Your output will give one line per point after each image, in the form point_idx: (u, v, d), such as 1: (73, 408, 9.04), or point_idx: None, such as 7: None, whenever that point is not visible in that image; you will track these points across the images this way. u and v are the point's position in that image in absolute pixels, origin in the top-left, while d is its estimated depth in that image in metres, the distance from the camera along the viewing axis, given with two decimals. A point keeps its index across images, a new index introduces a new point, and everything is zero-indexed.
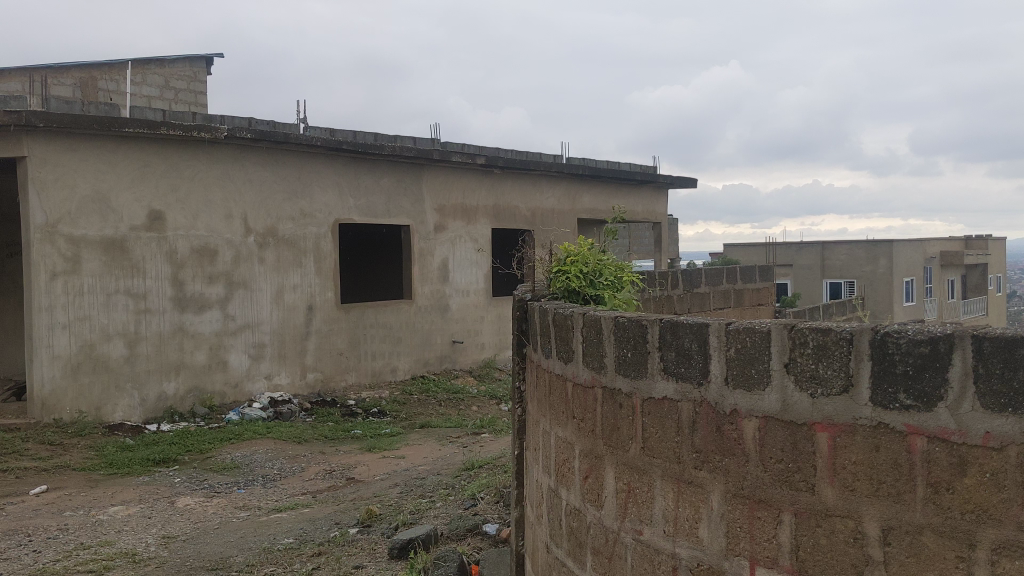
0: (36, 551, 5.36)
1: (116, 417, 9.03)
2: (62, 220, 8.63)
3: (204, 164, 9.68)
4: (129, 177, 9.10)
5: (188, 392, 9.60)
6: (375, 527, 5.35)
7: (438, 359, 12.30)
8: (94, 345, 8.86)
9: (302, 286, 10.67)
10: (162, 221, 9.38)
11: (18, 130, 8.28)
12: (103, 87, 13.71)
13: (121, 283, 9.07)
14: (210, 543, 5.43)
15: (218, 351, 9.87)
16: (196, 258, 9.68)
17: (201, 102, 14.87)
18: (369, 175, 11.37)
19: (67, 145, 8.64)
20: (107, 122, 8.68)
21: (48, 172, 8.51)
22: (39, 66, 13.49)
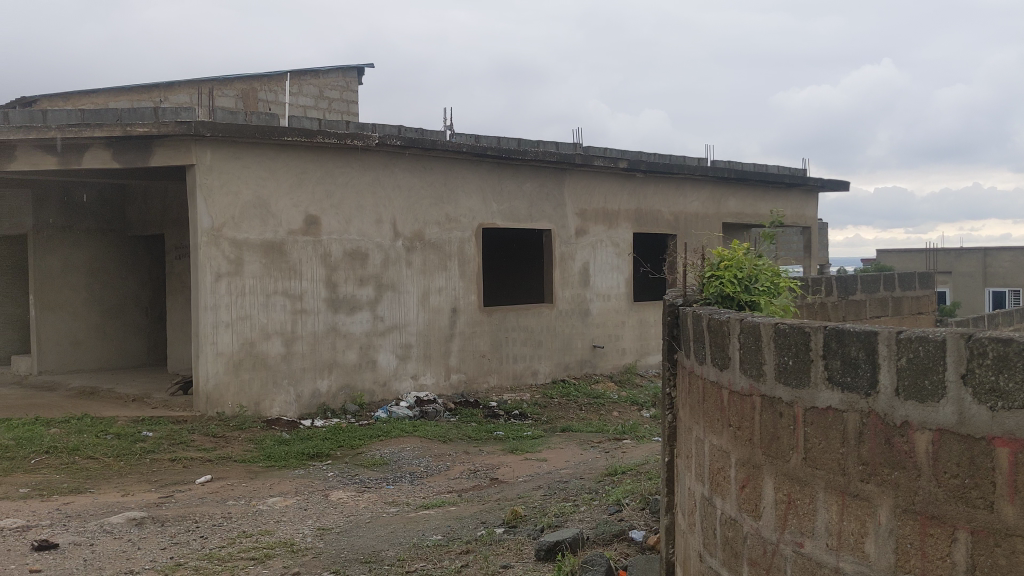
0: (203, 537, 5.67)
1: (274, 411, 9.45)
2: (226, 224, 9.11)
3: (356, 170, 10.03)
4: (287, 183, 9.52)
5: (339, 389, 9.96)
6: (520, 528, 5.41)
7: (580, 363, 12.32)
8: (254, 343, 9.31)
9: (447, 289, 10.90)
10: (317, 225, 9.77)
11: (188, 139, 8.80)
12: (263, 98, 14.37)
13: (279, 285, 9.49)
14: (362, 536, 5.61)
15: (367, 351, 10.19)
16: (348, 261, 10.03)
17: (353, 111, 15.43)
18: (512, 180, 11.51)
19: (231, 153, 9.11)
20: (268, 131, 9.12)
21: (215, 179, 8.99)
22: (206, 79, 14.30)
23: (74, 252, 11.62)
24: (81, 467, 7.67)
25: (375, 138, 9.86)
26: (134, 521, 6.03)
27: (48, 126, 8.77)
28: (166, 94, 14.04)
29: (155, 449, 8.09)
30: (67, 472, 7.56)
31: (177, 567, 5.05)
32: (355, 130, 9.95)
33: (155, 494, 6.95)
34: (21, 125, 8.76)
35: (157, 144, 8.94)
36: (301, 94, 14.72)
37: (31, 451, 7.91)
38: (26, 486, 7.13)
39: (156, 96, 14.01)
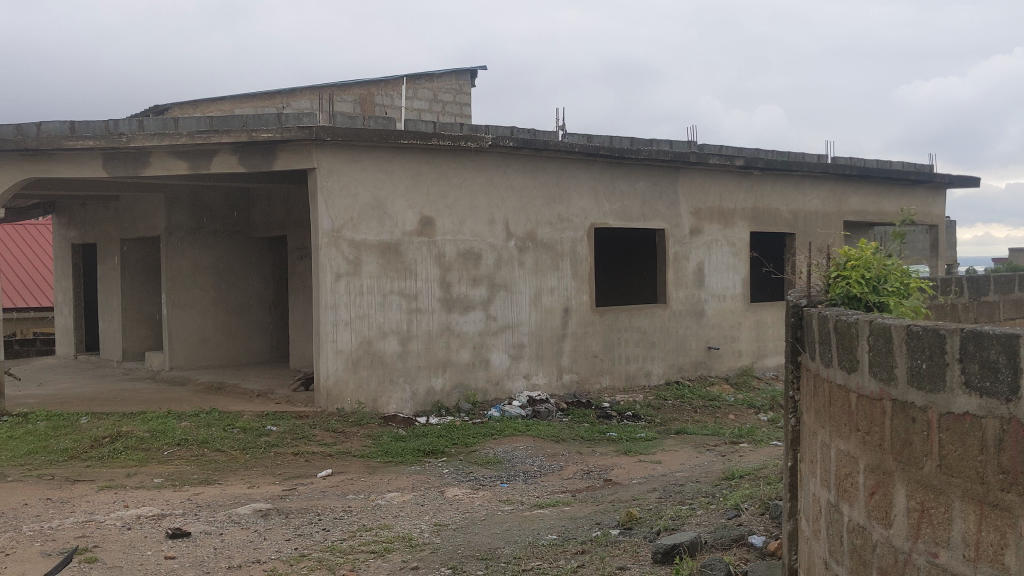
0: (325, 530, 5.84)
1: (391, 408, 9.65)
2: (346, 226, 9.35)
3: (470, 172, 10.15)
4: (403, 185, 9.71)
5: (453, 388, 10.10)
6: (636, 530, 5.38)
7: (694, 365, 12.16)
8: (371, 341, 9.53)
9: (559, 289, 10.93)
10: (432, 227, 9.94)
11: (310, 143, 9.08)
12: (379, 103, 14.70)
13: (395, 285, 9.69)
14: (478, 533, 5.69)
15: (481, 350, 10.30)
16: (462, 261, 10.16)
17: (466, 113, 15.61)
18: (625, 179, 11.45)
19: (350, 156, 9.35)
20: (385, 134, 9.32)
21: (334, 182, 9.25)
22: (325, 84, 14.71)
23: (203, 253, 12.16)
24: (210, 460, 8.01)
25: (489, 139, 9.96)
26: (260, 513, 6.25)
27: (180, 132, 9.18)
28: (287, 100, 14.50)
29: (278, 444, 8.38)
30: (198, 464, 7.91)
31: (301, 558, 5.22)
32: (469, 132, 10.07)
33: (278, 486, 7.19)
34: (155, 133, 9.20)
35: (280, 149, 9.25)
36: (415, 97, 14.96)
37: (164, 443, 8.31)
38: (160, 476, 7.49)
39: (278, 102, 14.49)
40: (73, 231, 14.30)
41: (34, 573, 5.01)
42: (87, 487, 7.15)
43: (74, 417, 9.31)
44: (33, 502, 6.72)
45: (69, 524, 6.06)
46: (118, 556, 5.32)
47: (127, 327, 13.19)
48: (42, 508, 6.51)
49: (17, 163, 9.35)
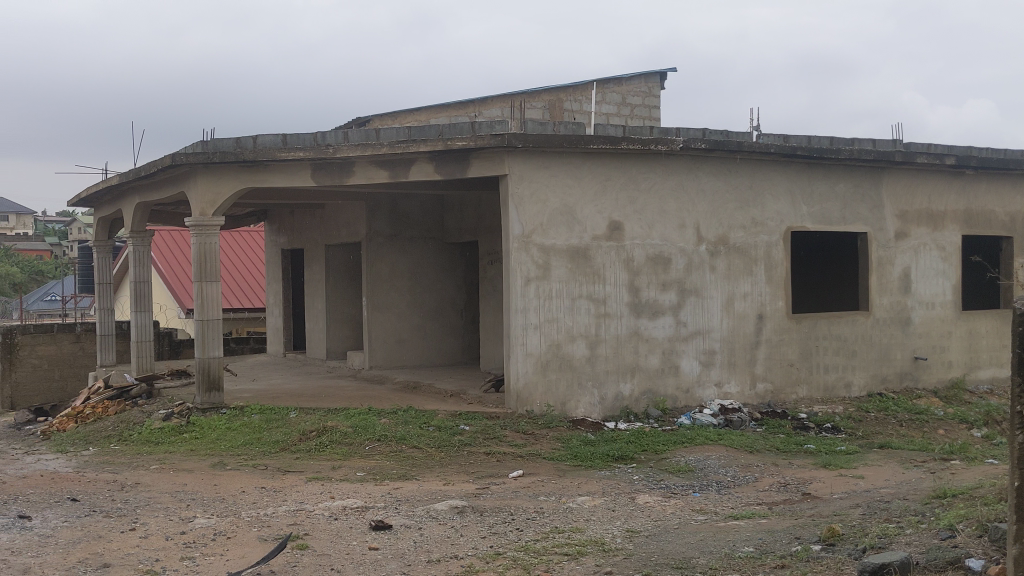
0: (520, 530, 5.94)
1: (580, 412, 9.70)
2: (536, 231, 9.48)
3: (661, 175, 10.05)
4: (593, 189, 9.74)
5: (642, 393, 10.02)
6: (839, 547, 5.15)
7: (898, 376, 11.52)
8: (561, 345, 9.62)
9: (753, 294, 10.65)
10: (621, 231, 9.91)
11: (501, 150, 9.28)
12: (568, 108, 14.80)
13: (584, 289, 9.74)
14: (671, 542, 5.62)
15: (671, 356, 10.17)
16: (652, 266, 10.07)
17: (655, 115, 15.43)
18: (824, 181, 11.01)
19: (540, 162, 9.48)
20: (575, 140, 9.39)
21: (525, 188, 9.40)
22: (515, 92, 14.99)
23: (400, 258, 12.67)
24: (408, 456, 8.32)
25: (680, 142, 9.83)
26: (456, 510, 6.43)
27: (381, 142, 9.60)
28: (479, 109, 14.89)
29: (471, 443, 8.60)
30: (396, 459, 8.24)
31: (496, 556, 5.33)
32: (659, 135, 9.97)
33: (472, 485, 7.38)
34: (358, 143, 9.67)
35: (473, 157, 9.49)
36: (604, 101, 14.97)
37: (365, 438, 8.71)
38: (362, 470, 7.86)
39: (470, 111, 14.89)
40: (282, 237, 15.25)
41: (252, 556, 5.38)
42: (297, 478, 7.61)
43: (284, 411, 9.92)
44: (249, 490, 7.21)
45: (282, 512, 6.46)
46: (327, 544, 5.63)
47: (331, 327, 13.92)
48: (258, 495, 6.99)
49: (236, 174, 10.09)
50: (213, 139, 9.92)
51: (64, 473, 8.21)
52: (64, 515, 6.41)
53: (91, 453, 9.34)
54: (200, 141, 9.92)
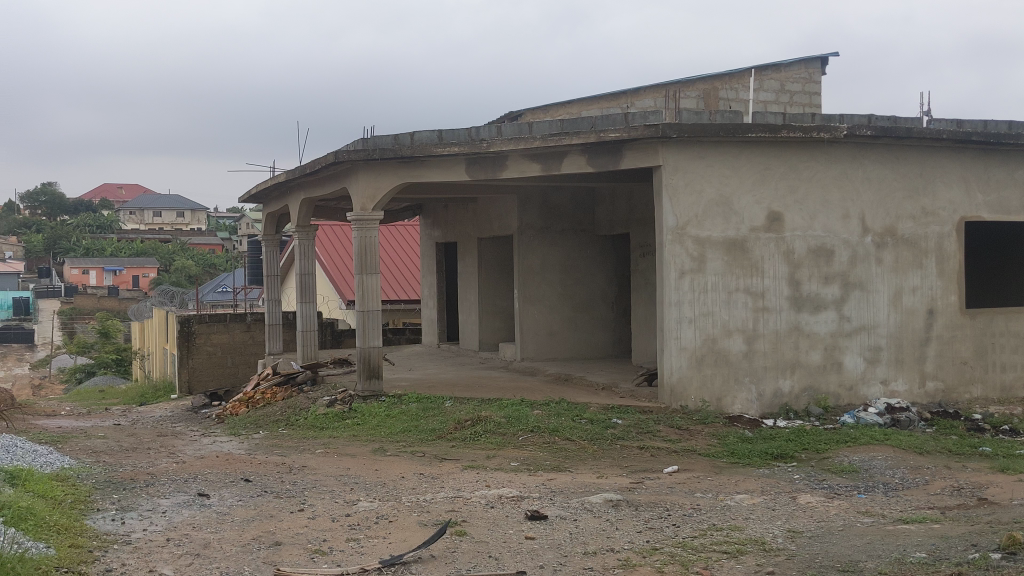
0: (676, 526, 5.86)
1: (736, 409, 9.48)
2: (691, 223, 9.32)
3: (823, 164, 9.67)
4: (751, 179, 9.48)
5: (803, 391, 9.69)
6: (1022, 556, 4.83)
7: None
8: (717, 339, 9.42)
9: (923, 288, 10.14)
10: (781, 222, 9.61)
11: (656, 141, 9.16)
12: (724, 97, 14.44)
13: (742, 283, 9.50)
14: (836, 544, 5.41)
15: (834, 352, 9.79)
16: (813, 258, 9.72)
17: (816, 103, 14.86)
18: (1001, 168, 10.37)
19: (696, 152, 9.30)
20: (732, 129, 9.17)
21: (679, 179, 9.24)
22: (669, 82, 14.75)
23: (552, 251, 12.74)
24: (561, 448, 8.36)
25: (845, 129, 9.44)
26: (611, 503, 6.41)
27: (534, 136, 9.64)
28: (632, 100, 14.76)
29: (625, 437, 8.55)
30: (550, 451, 8.30)
31: (653, 551, 5.28)
32: (822, 122, 9.60)
33: (626, 479, 7.34)
34: (512, 137, 9.74)
35: (627, 148, 9.40)
36: (762, 89, 14.54)
37: (519, 429, 8.79)
38: (516, 460, 7.95)
39: (623, 102, 14.78)
40: (437, 231, 15.58)
41: (413, 540, 5.53)
42: (454, 466, 7.77)
43: (440, 400, 10.14)
44: (409, 475, 7.42)
45: (441, 498, 6.61)
46: (485, 532, 5.73)
47: (484, 319, 14.14)
48: (417, 482, 7.17)
49: (394, 170, 10.37)
50: (374, 136, 10.23)
51: (237, 454, 8.68)
52: (239, 494, 6.78)
53: (261, 436, 9.85)
54: (360, 138, 10.25)
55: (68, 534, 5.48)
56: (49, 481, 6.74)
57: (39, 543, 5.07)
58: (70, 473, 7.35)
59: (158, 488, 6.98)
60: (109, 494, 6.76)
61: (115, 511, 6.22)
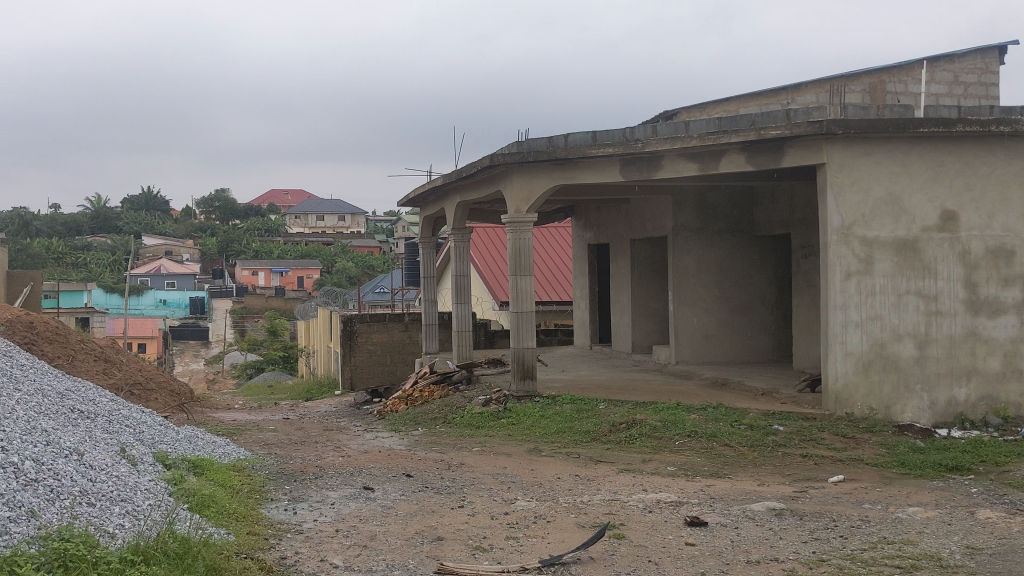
0: (844, 537, 5.65)
1: (906, 417, 9.03)
2: (857, 222, 8.95)
3: (1002, 160, 9.12)
4: (923, 177, 9.02)
5: (980, 400, 9.14)
6: None
7: None
8: (885, 344, 9.01)
9: None
10: (956, 221, 9.11)
11: (819, 138, 8.85)
12: (890, 90, 13.83)
13: (913, 285, 9.05)
14: (1021, 563, 5.08)
15: (1014, 358, 9.21)
16: (991, 259, 9.18)
17: (993, 94, 13.99)
18: None
19: (863, 148, 8.93)
20: (903, 124, 8.77)
21: (845, 177, 8.90)
22: (833, 76, 14.24)
23: (708, 253, 12.52)
24: (719, 454, 8.20)
25: None
26: (774, 511, 6.25)
27: (691, 135, 9.49)
28: (792, 96, 14.33)
29: (786, 444, 8.31)
30: (707, 456, 8.15)
31: (821, 562, 5.11)
32: (1001, 115, 9.06)
33: (788, 487, 7.12)
34: (667, 137, 9.63)
35: (788, 146, 9.12)
36: (933, 81, 13.77)
37: (676, 433, 8.68)
38: (672, 465, 7.85)
39: (783, 98, 14.38)
40: (589, 232, 15.59)
41: (572, 541, 5.55)
42: (610, 468, 7.75)
43: (594, 401, 10.13)
44: (565, 476, 7.45)
45: (598, 500, 6.61)
46: (644, 536, 5.69)
47: (638, 321, 14.03)
48: (573, 483, 7.19)
49: (548, 172, 10.43)
50: (528, 139, 10.33)
51: (398, 450, 8.95)
52: (401, 489, 6.99)
53: (420, 433, 10.11)
54: (516, 141, 10.36)
55: (246, 521, 5.79)
56: (228, 471, 7.15)
57: (221, 529, 5.39)
58: (245, 463, 7.77)
59: (326, 481, 7.28)
60: (282, 485, 7.10)
61: (288, 502, 6.52)
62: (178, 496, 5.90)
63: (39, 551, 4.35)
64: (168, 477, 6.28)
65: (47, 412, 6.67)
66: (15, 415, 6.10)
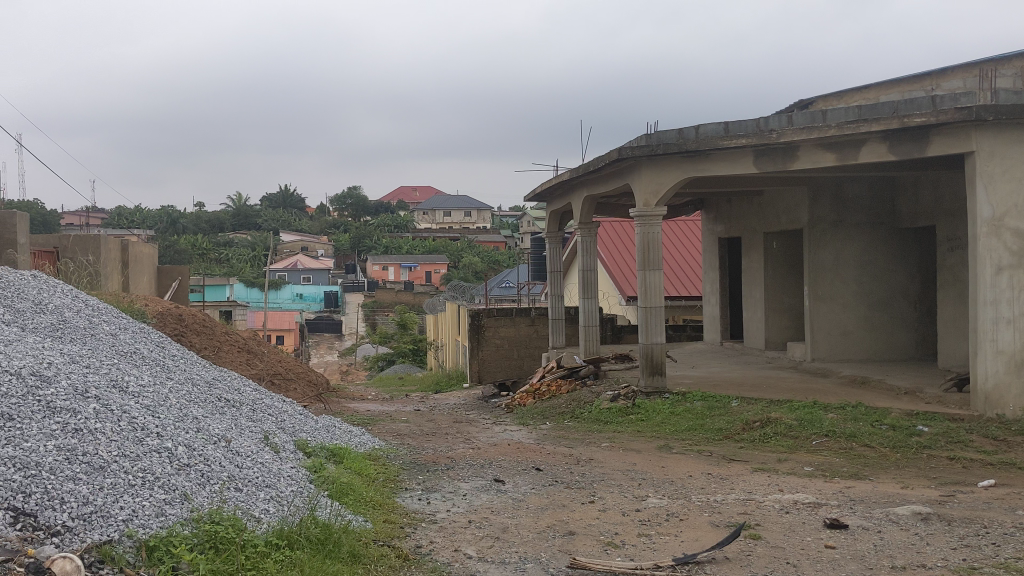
0: (997, 545, 5.35)
1: None
2: (1009, 213, 8.46)
3: None
4: None
5: None
6: None
7: None
8: None
9: None
10: None
11: (969, 125, 8.40)
12: None
13: None
14: None
15: None
16: None
17: None
18: None
19: (1016, 135, 8.43)
20: None
21: (996, 165, 8.42)
22: (983, 60, 13.52)
23: (846, 246, 12.09)
24: (859, 455, 7.90)
25: None
26: (920, 516, 5.98)
27: (828, 124, 9.17)
28: (938, 82, 13.69)
29: (931, 446, 7.94)
30: (847, 457, 7.87)
31: (971, 571, 4.85)
32: None
33: (934, 491, 6.81)
34: (804, 126, 9.33)
35: (934, 134, 8.70)
36: None
37: (812, 433, 8.43)
38: (809, 465, 7.62)
39: (928, 84, 13.72)
40: (720, 226, 15.29)
41: (706, 540, 5.45)
42: (744, 467, 7.58)
43: (727, 398, 9.92)
44: (697, 474, 7.33)
45: (733, 499, 6.48)
46: (782, 537, 5.54)
47: (771, 317, 13.69)
48: (706, 481, 7.07)
49: (679, 165, 10.26)
50: (658, 131, 10.19)
51: (527, 443, 9.00)
52: (532, 482, 7.02)
53: (548, 427, 10.15)
54: (645, 134, 10.24)
55: (383, 509, 5.94)
56: (364, 460, 7.34)
57: (359, 517, 5.55)
58: (381, 453, 7.96)
59: (458, 472, 7.39)
60: (416, 475, 7.25)
61: (421, 492, 6.65)
62: (318, 484, 6.10)
63: (192, 532, 4.57)
64: (309, 464, 6.51)
65: (198, 400, 7.00)
66: (169, 401, 6.44)
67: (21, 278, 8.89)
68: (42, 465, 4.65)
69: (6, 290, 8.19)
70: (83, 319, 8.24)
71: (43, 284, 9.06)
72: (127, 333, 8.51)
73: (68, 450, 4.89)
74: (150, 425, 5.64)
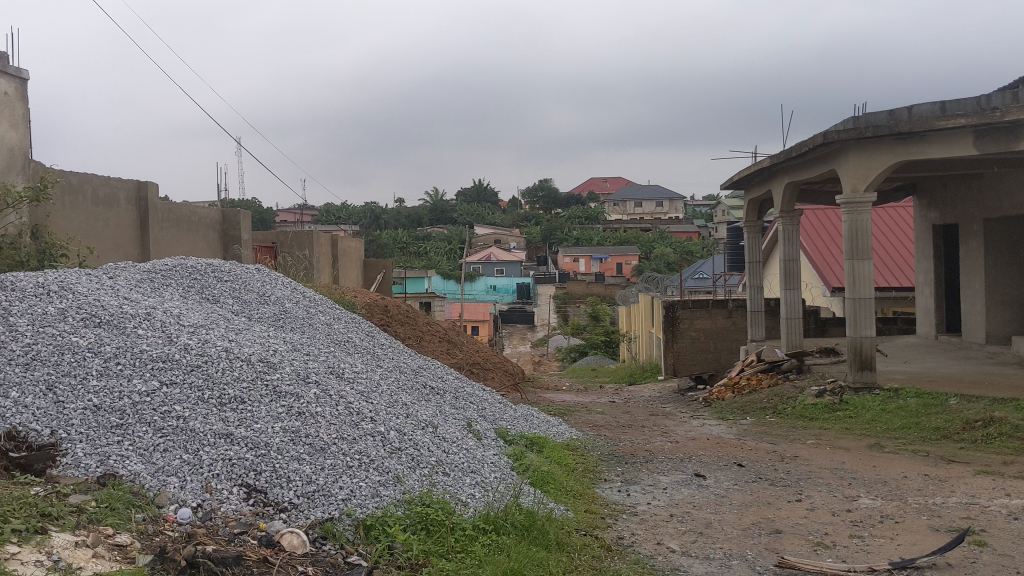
0: None
1: None
2: None
3: None
4: None
5: None
6: None
7: None
8: None
9: None
10: None
11: None
12: None
13: None
14: None
15: None
16: None
17: None
18: None
19: None
20: None
21: None
22: None
23: None
24: None
25: None
26: None
27: None
28: None
29: None
30: None
31: None
32: None
33: None
34: None
35: None
36: None
37: None
38: None
39: None
40: (934, 212, 14.38)
41: (924, 544, 5.15)
42: (965, 469, 7.10)
43: (944, 396, 9.31)
44: (912, 475, 6.94)
45: (954, 503, 6.08)
46: (1010, 545, 5.14)
47: (992, 309, 12.74)
48: (924, 483, 6.67)
49: (890, 148, 9.73)
50: (867, 113, 9.70)
51: (727, 438, 8.81)
52: (734, 478, 6.87)
53: (749, 422, 9.90)
54: (853, 116, 9.78)
55: (584, 499, 5.99)
56: (563, 450, 7.42)
57: (561, 506, 5.62)
58: (579, 443, 8.02)
59: (658, 465, 7.34)
60: (615, 466, 7.25)
61: (621, 483, 6.65)
62: (520, 471, 6.23)
63: (405, 513, 4.77)
64: (510, 451, 6.65)
65: (406, 387, 7.32)
66: (381, 388, 6.76)
67: (246, 271, 9.57)
68: (271, 445, 4.99)
69: (234, 282, 8.86)
70: (302, 309, 8.78)
71: (266, 277, 9.72)
72: (340, 323, 8.99)
73: (293, 431, 5.22)
74: (364, 410, 5.94)
